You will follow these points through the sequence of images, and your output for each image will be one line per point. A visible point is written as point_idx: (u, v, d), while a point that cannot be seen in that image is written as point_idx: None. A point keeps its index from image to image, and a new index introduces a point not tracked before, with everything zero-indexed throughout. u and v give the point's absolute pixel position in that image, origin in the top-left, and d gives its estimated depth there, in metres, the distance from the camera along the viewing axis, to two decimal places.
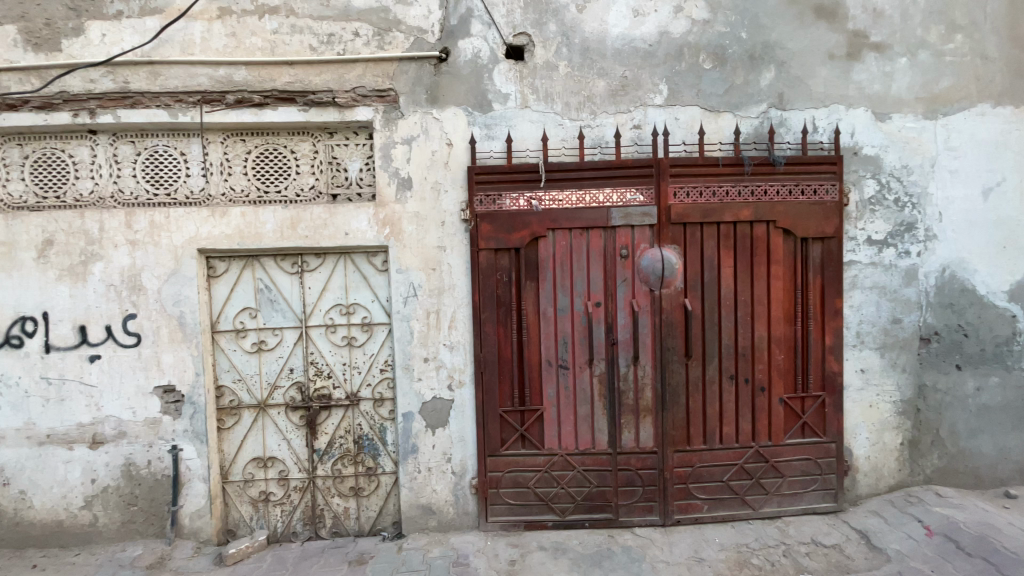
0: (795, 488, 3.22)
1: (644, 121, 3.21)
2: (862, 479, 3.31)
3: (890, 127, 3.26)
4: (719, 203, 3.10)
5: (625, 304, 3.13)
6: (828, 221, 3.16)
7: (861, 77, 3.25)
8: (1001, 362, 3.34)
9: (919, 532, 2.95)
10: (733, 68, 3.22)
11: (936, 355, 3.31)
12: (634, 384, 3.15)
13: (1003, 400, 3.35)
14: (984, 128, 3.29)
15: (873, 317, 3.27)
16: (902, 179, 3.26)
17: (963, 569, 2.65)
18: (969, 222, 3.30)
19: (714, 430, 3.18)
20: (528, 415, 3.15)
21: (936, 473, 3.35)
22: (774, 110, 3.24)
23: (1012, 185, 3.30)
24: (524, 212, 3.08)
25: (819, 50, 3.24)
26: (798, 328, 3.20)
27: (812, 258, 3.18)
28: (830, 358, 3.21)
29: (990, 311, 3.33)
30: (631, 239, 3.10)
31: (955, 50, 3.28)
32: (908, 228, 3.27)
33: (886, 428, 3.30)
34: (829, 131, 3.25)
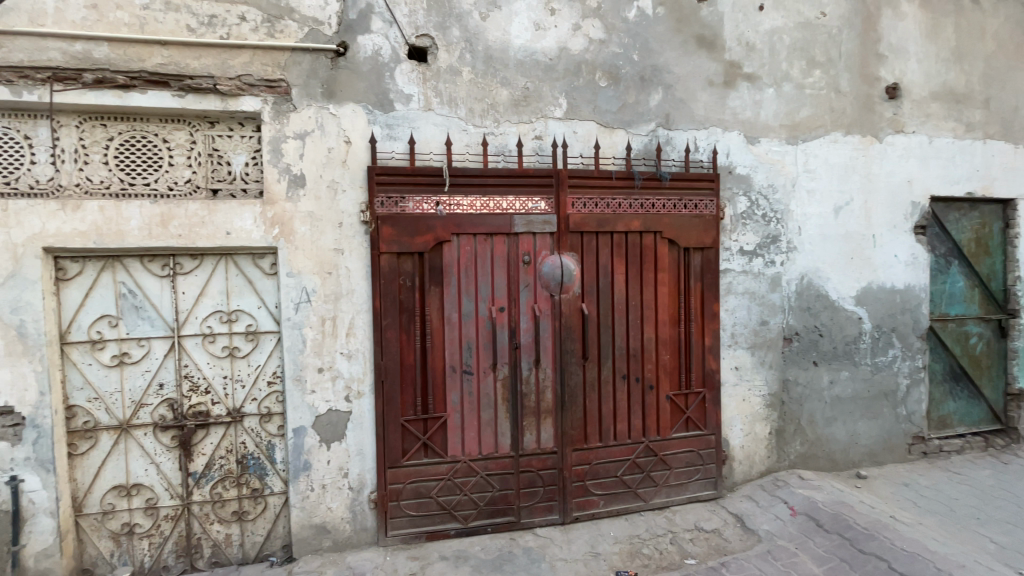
0: (681, 478, 3.47)
1: (545, 132, 3.31)
2: (737, 466, 3.64)
3: (759, 150, 3.65)
4: (613, 214, 3.28)
5: (527, 309, 3.18)
6: (707, 232, 3.46)
7: (736, 104, 3.61)
8: (850, 357, 3.86)
9: (785, 513, 3.27)
10: (626, 88, 3.43)
11: (797, 353, 3.75)
12: (536, 386, 3.21)
13: (852, 391, 3.87)
14: (836, 155, 3.80)
15: (745, 319, 3.62)
16: (769, 197, 3.66)
17: (822, 544, 2.94)
18: (824, 236, 3.79)
19: (609, 428, 3.33)
20: (430, 423, 3.08)
21: (798, 458, 3.78)
22: (662, 129, 3.49)
23: (857, 205, 3.85)
24: (426, 216, 3.02)
25: (700, 76, 3.55)
26: (682, 330, 3.46)
27: (694, 266, 3.46)
28: (709, 357, 3.51)
29: (840, 313, 3.83)
30: (533, 245, 3.17)
31: (814, 84, 3.76)
32: (773, 240, 3.68)
33: (756, 420, 3.67)
34: (708, 151, 3.56)
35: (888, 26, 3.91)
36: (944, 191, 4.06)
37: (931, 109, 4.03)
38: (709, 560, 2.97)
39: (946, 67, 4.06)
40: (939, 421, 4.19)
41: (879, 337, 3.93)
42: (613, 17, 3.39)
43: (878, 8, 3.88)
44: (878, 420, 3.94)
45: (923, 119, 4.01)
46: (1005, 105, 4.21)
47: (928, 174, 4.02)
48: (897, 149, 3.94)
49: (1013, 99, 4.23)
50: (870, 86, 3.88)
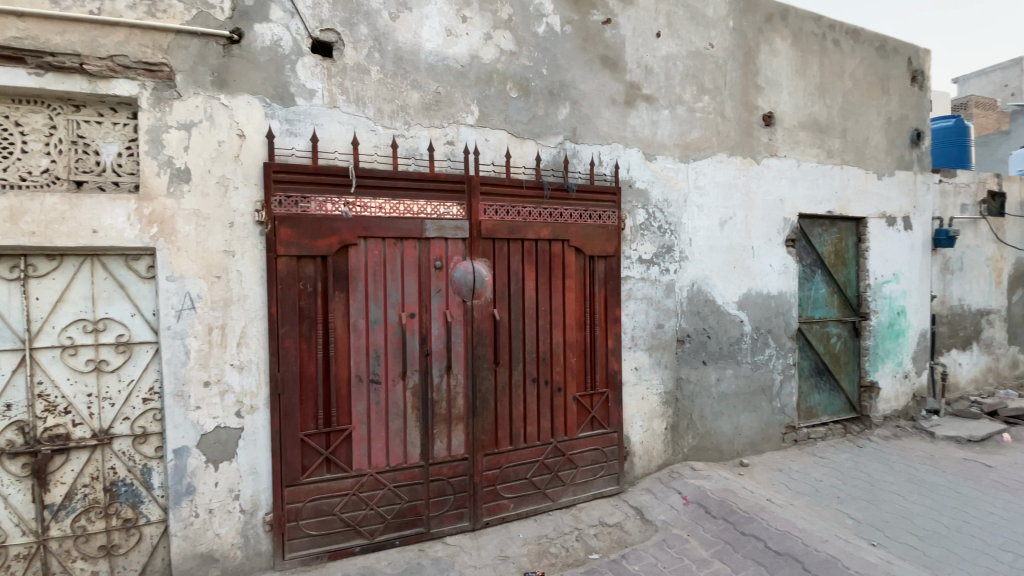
0: (586, 476, 3.61)
1: (457, 138, 3.31)
2: (638, 461, 3.87)
3: (656, 167, 3.93)
4: (523, 221, 3.35)
5: (438, 315, 3.15)
6: (610, 241, 3.66)
7: (636, 122, 3.86)
8: (734, 357, 4.27)
9: (679, 502, 3.53)
10: (535, 100, 3.53)
11: (689, 354, 4.08)
12: (447, 393, 3.18)
13: (735, 387, 4.28)
14: (721, 173, 4.20)
15: (644, 323, 3.87)
16: (664, 210, 3.96)
17: (710, 530, 3.20)
18: (711, 247, 4.16)
19: (519, 431, 3.39)
20: (334, 437, 2.93)
21: (691, 451, 4.10)
22: (569, 142, 3.64)
23: (738, 219, 4.28)
24: (331, 218, 2.88)
25: (604, 94, 3.75)
26: (588, 333, 3.61)
27: (598, 273, 3.64)
28: (612, 359, 3.70)
29: (725, 317, 4.23)
30: (444, 251, 3.15)
31: (703, 108, 4.12)
32: (668, 250, 3.97)
33: (654, 416, 3.93)
34: (611, 166, 3.77)
35: (764, 61, 4.40)
36: (810, 209, 4.65)
37: (799, 137, 4.59)
38: (611, 554, 3.12)
39: (811, 101, 4.65)
40: (807, 411, 4.76)
41: (758, 338, 4.39)
42: (523, 30, 3.49)
43: (757, 45, 4.36)
44: (757, 413, 4.38)
45: (793, 145, 4.55)
46: (857, 136, 4.91)
47: (797, 194, 4.58)
48: (771, 170, 4.44)
49: (863, 131, 4.94)
50: (750, 113, 4.34)
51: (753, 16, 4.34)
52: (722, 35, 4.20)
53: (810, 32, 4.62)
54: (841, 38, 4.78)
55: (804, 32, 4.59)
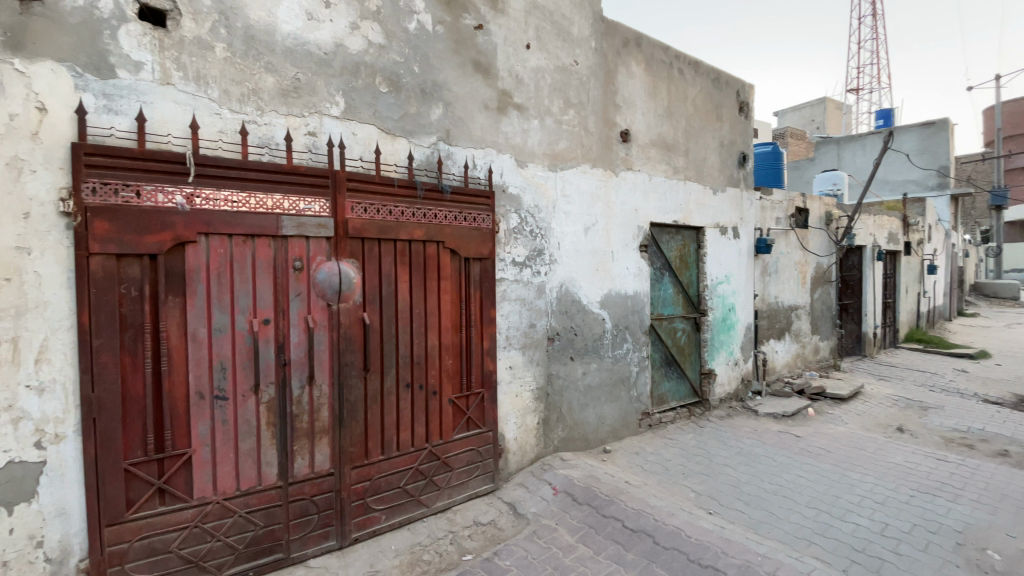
0: (462, 477, 3.62)
1: (320, 130, 3.10)
2: (512, 457, 3.97)
3: (527, 173, 4.08)
4: (394, 221, 3.24)
5: (299, 320, 2.90)
6: (484, 244, 3.70)
7: (508, 129, 3.97)
8: (598, 352, 4.61)
9: (549, 493, 3.69)
10: (406, 97, 3.45)
11: (558, 351, 4.30)
12: (309, 405, 2.95)
13: (599, 380, 4.62)
14: (585, 182, 4.51)
15: (517, 323, 3.99)
16: (535, 215, 4.12)
17: (576, 516, 3.40)
18: (577, 251, 4.45)
19: (391, 439, 3.26)
20: (168, 463, 2.54)
21: (561, 442, 4.33)
22: (442, 143, 3.62)
23: (600, 225, 4.63)
24: (164, 211, 2.50)
25: (476, 98, 3.79)
26: (463, 335, 3.61)
27: (473, 275, 3.66)
28: (488, 359, 3.75)
29: (590, 316, 4.55)
30: (305, 251, 2.92)
31: (569, 121, 4.39)
32: (539, 253, 4.15)
33: (527, 412, 4.07)
34: (485, 170, 3.83)
35: (622, 82, 4.83)
36: (660, 218, 5.20)
37: (651, 153, 5.11)
38: (484, 553, 3.14)
39: (661, 122, 5.21)
40: (659, 398, 5.32)
41: (618, 334, 4.79)
42: (393, 24, 3.38)
43: (615, 66, 4.77)
44: (618, 402, 4.78)
45: (646, 160, 5.06)
46: (697, 156, 5.61)
47: (649, 205, 5.10)
48: (628, 182, 4.89)
49: (701, 152, 5.67)
50: (610, 129, 4.73)
51: (612, 39, 4.74)
52: (585, 53, 4.51)
53: (660, 60, 5.17)
54: (684, 69, 5.43)
55: (655, 59, 5.13)
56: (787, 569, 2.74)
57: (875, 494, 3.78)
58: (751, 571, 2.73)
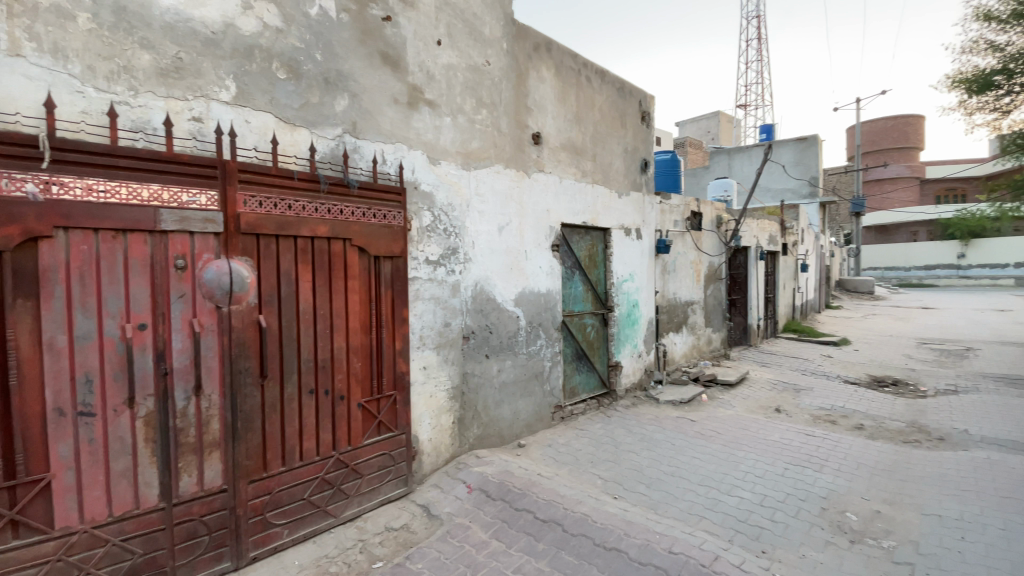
0: (372, 483, 3.50)
1: (207, 115, 2.84)
2: (426, 459, 3.91)
3: (439, 171, 4.04)
4: (295, 217, 3.05)
5: (182, 325, 2.64)
6: (395, 242, 3.60)
7: (419, 125, 3.90)
8: (512, 349, 4.68)
9: (463, 491, 3.69)
10: (307, 86, 3.27)
11: (473, 349, 4.30)
12: (197, 417, 2.69)
13: (514, 376, 4.70)
14: (499, 182, 4.56)
15: (431, 322, 3.93)
16: (448, 214, 4.09)
17: (489, 512, 3.43)
18: (491, 250, 4.48)
19: (293, 448, 3.08)
20: (20, 492, 2.21)
21: (476, 440, 4.34)
22: (349, 136, 3.47)
23: (513, 224, 4.71)
24: (11, 200, 2.15)
25: (385, 92, 3.68)
26: (373, 336, 3.49)
27: (384, 274, 3.54)
28: (400, 361, 3.65)
29: (504, 314, 4.61)
30: (190, 248, 2.66)
31: (482, 120, 4.41)
32: (453, 252, 4.13)
33: (442, 413, 4.02)
34: (395, 165, 3.73)
35: (533, 86, 4.94)
36: (570, 219, 5.40)
37: (561, 156, 5.29)
38: (395, 558, 3.06)
39: (570, 126, 5.40)
40: (571, 391, 5.53)
41: (531, 331, 4.90)
42: (292, 8, 3.18)
43: (526, 70, 4.87)
44: (531, 398, 4.89)
45: (556, 163, 5.22)
46: (604, 161, 5.90)
47: (560, 206, 5.27)
48: (540, 184, 5.01)
49: (608, 157, 5.96)
50: (522, 131, 4.82)
51: (523, 43, 4.84)
52: (497, 54, 4.56)
53: (569, 67, 5.36)
54: (592, 77, 5.67)
55: (564, 66, 5.30)
56: (681, 544, 2.97)
57: (756, 469, 4.22)
58: (650, 548, 2.92)
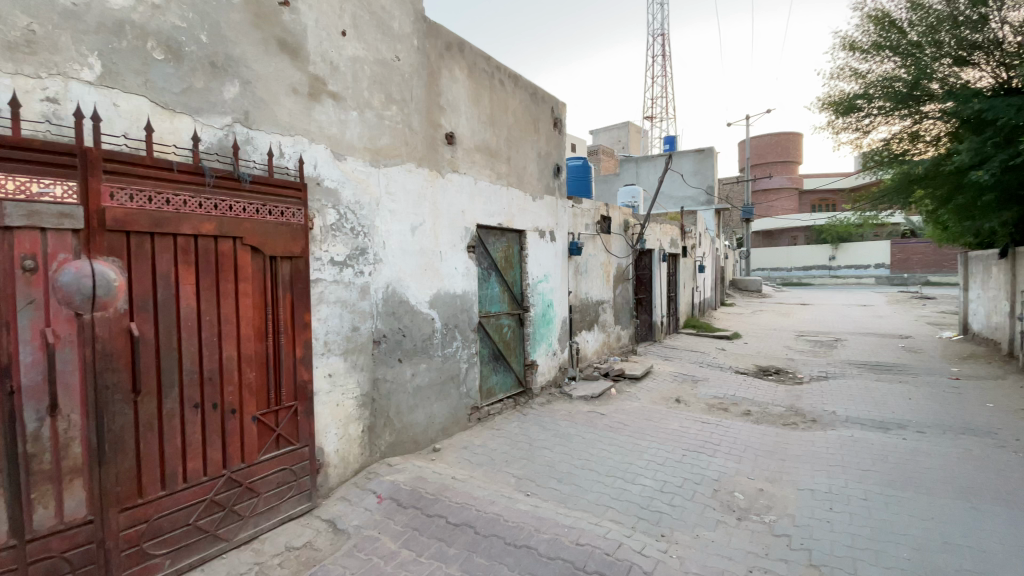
0: (271, 502, 3.25)
1: (65, 96, 2.49)
2: (332, 471, 3.71)
3: (345, 166, 3.85)
4: (174, 213, 2.76)
5: (33, 336, 2.29)
6: (294, 241, 3.38)
7: (322, 118, 3.70)
8: (426, 352, 4.58)
9: (373, 502, 3.54)
10: (191, 70, 2.97)
11: (384, 353, 4.15)
12: (53, 442, 2.36)
13: (428, 379, 4.60)
14: (411, 181, 4.44)
15: (337, 327, 3.74)
16: (355, 212, 3.92)
17: (400, 521, 3.32)
18: (403, 251, 4.36)
19: (176, 470, 2.77)
20: None
21: (388, 448, 4.19)
22: (240, 126, 3.20)
23: (427, 225, 4.61)
24: None
25: (282, 81, 3.44)
26: (269, 344, 3.23)
27: (281, 276, 3.31)
28: (301, 369, 3.43)
29: (418, 316, 4.50)
30: (41, 247, 2.31)
31: (391, 117, 4.28)
32: (362, 252, 3.96)
33: (350, 421, 3.84)
34: (294, 159, 3.51)
35: (445, 85, 4.88)
36: (486, 220, 5.41)
37: (475, 157, 5.27)
38: None
39: (484, 128, 5.41)
40: (488, 391, 5.53)
41: (447, 333, 4.84)
42: None
43: (438, 68, 4.80)
44: (447, 401, 4.82)
45: (471, 164, 5.20)
46: (518, 164, 5.98)
47: (475, 206, 5.26)
48: (454, 184, 4.96)
49: (522, 160, 6.05)
50: (435, 130, 4.74)
51: (435, 41, 4.77)
52: (407, 50, 4.45)
53: (482, 69, 5.36)
54: (505, 80, 5.73)
55: (477, 67, 5.30)
56: (587, 535, 3.07)
57: (659, 457, 4.49)
58: (559, 542, 3.00)
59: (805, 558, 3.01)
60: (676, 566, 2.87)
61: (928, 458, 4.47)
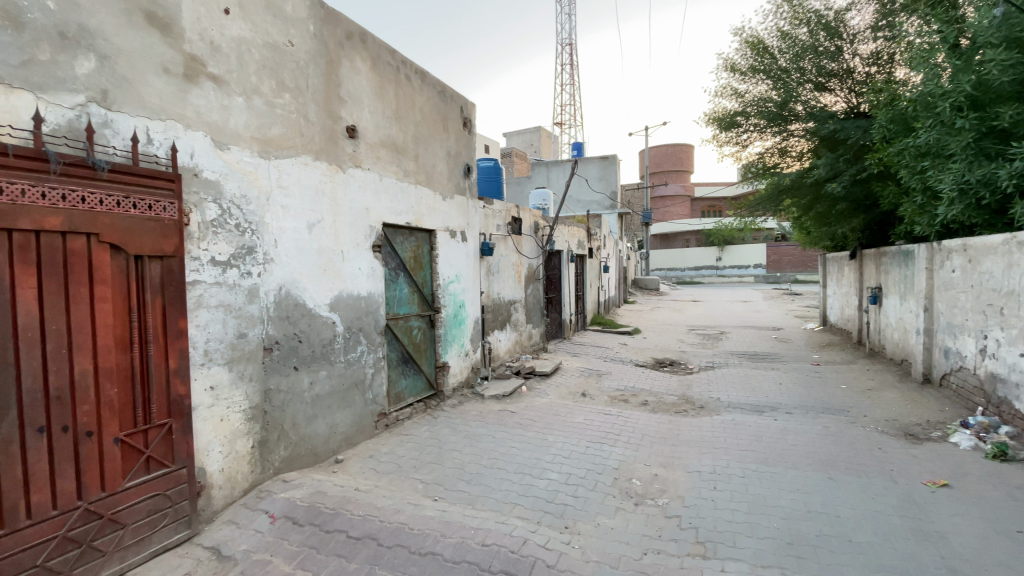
0: (141, 533, 2.86)
1: None
2: (216, 493, 3.36)
3: (229, 157, 3.51)
4: (8, 204, 2.33)
5: None
6: (166, 239, 3.01)
7: (200, 102, 3.33)
8: (327, 359, 4.32)
9: (265, 523, 3.26)
10: (32, 38, 2.53)
11: (278, 361, 3.85)
12: None
13: (329, 388, 4.34)
14: (307, 175, 4.17)
15: (220, 334, 3.39)
16: (241, 207, 3.59)
17: (296, 540, 3.09)
18: (298, 250, 4.07)
19: (16, 505, 2.36)
20: None
21: (283, 463, 3.88)
22: (96, 106, 2.79)
23: (326, 222, 4.35)
24: None
25: (151, 59, 3.06)
26: (136, 355, 2.85)
27: (149, 278, 2.92)
28: (176, 382, 3.05)
29: (316, 320, 4.23)
30: None
31: (284, 106, 3.98)
32: (249, 251, 3.63)
33: (237, 437, 3.50)
34: (166, 147, 3.12)
35: (345, 76, 4.64)
36: (392, 219, 5.22)
37: (380, 153, 5.07)
38: None
39: (389, 123, 5.22)
40: (396, 396, 5.36)
41: (349, 337, 4.60)
42: None
43: (338, 58, 4.55)
44: (350, 409, 4.59)
45: (375, 160, 4.99)
46: (427, 162, 5.85)
47: (381, 204, 5.06)
48: (357, 180, 4.73)
49: (431, 159, 5.94)
50: (334, 122, 4.49)
51: (334, 29, 4.51)
52: (302, 36, 4.17)
53: (386, 62, 5.18)
54: (411, 75, 5.57)
55: (381, 60, 5.10)
56: (493, 535, 3.08)
57: (565, 450, 4.64)
58: (465, 545, 2.97)
59: (692, 536, 3.26)
60: (578, 556, 2.97)
61: (794, 436, 5.08)
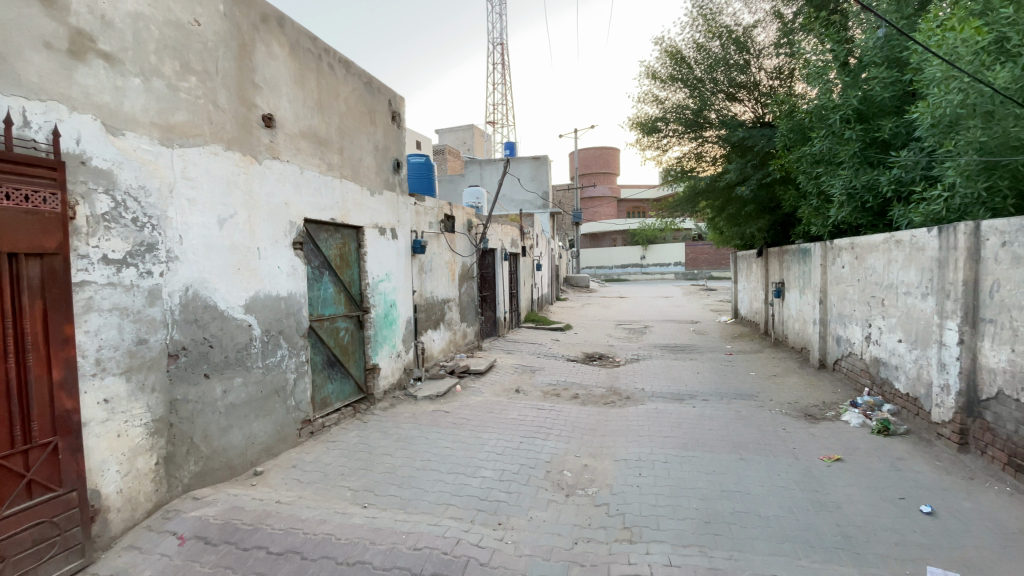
0: (22, 567, 2.53)
1: None
2: (114, 517, 3.02)
3: (123, 144, 3.17)
4: None
5: None
6: (47, 235, 2.66)
7: (88, 82, 2.97)
8: (242, 364, 4.03)
9: (172, 546, 2.98)
10: None
11: (185, 369, 3.53)
12: None
13: (245, 396, 4.05)
14: (217, 166, 3.85)
15: (115, 341, 3.05)
16: (139, 199, 3.25)
17: (208, 562, 2.85)
18: (207, 247, 3.76)
19: None
20: None
21: (193, 479, 3.57)
22: None
23: (239, 218, 4.05)
24: None
25: (27, 31, 2.68)
26: (10, 366, 2.49)
27: (27, 278, 2.57)
28: (61, 395, 2.71)
29: (229, 323, 3.93)
30: None
31: (189, 90, 3.64)
32: (149, 248, 3.30)
33: (137, 454, 3.17)
34: (47, 131, 2.76)
35: (260, 61, 4.34)
36: (315, 214, 4.96)
37: (300, 145, 4.80)
38: None
39: (310, 113, 4.95)
40: (322, 401, 5.11)
41: (268, 340, 4.32)
42: None
43: (252, 41, 4.25)
44: (270, 417, 4.31)
45: (295, 151, 4.72)
46: (352, 155, 5.62)
47: (302, 198, 4.79)
48: (275, 173, 4.44)
49: (357, 152, 5.71)
50: (248, 110, 4.19)
51: (247, 10, 4.20)
52: (210, 15, 3.84)
53: (306, 49, 4.91)
54: (333, 64, 5.32)
55: (300, 46, 4.83)
56: (426, 538, 3.02)
57: (498, 447, 4.66)
58: (396, 551, 2.89)
59: (620, 522, 3.40)
60: (511, 552, 2.99)
61: (711, 421, 5.44)
